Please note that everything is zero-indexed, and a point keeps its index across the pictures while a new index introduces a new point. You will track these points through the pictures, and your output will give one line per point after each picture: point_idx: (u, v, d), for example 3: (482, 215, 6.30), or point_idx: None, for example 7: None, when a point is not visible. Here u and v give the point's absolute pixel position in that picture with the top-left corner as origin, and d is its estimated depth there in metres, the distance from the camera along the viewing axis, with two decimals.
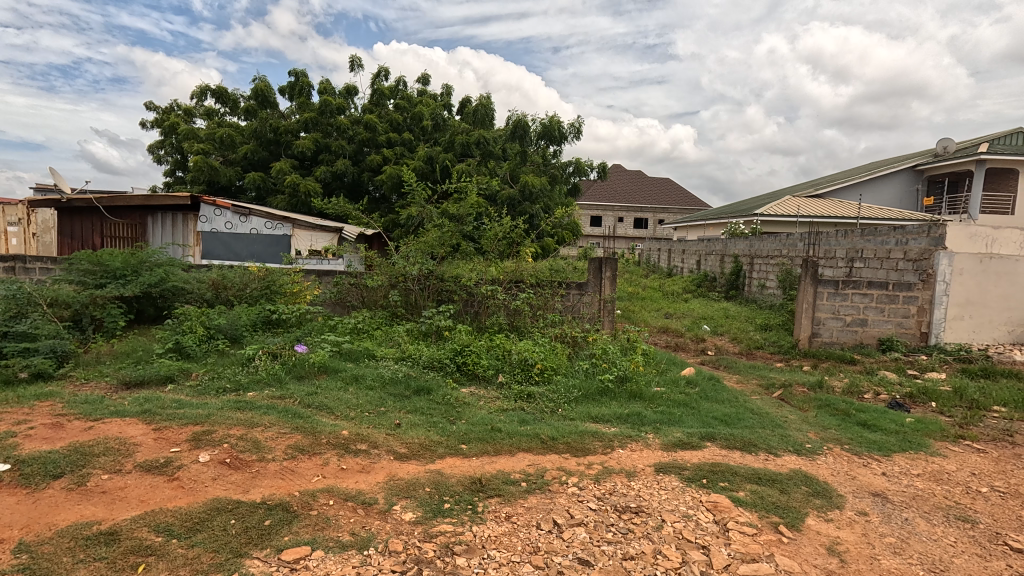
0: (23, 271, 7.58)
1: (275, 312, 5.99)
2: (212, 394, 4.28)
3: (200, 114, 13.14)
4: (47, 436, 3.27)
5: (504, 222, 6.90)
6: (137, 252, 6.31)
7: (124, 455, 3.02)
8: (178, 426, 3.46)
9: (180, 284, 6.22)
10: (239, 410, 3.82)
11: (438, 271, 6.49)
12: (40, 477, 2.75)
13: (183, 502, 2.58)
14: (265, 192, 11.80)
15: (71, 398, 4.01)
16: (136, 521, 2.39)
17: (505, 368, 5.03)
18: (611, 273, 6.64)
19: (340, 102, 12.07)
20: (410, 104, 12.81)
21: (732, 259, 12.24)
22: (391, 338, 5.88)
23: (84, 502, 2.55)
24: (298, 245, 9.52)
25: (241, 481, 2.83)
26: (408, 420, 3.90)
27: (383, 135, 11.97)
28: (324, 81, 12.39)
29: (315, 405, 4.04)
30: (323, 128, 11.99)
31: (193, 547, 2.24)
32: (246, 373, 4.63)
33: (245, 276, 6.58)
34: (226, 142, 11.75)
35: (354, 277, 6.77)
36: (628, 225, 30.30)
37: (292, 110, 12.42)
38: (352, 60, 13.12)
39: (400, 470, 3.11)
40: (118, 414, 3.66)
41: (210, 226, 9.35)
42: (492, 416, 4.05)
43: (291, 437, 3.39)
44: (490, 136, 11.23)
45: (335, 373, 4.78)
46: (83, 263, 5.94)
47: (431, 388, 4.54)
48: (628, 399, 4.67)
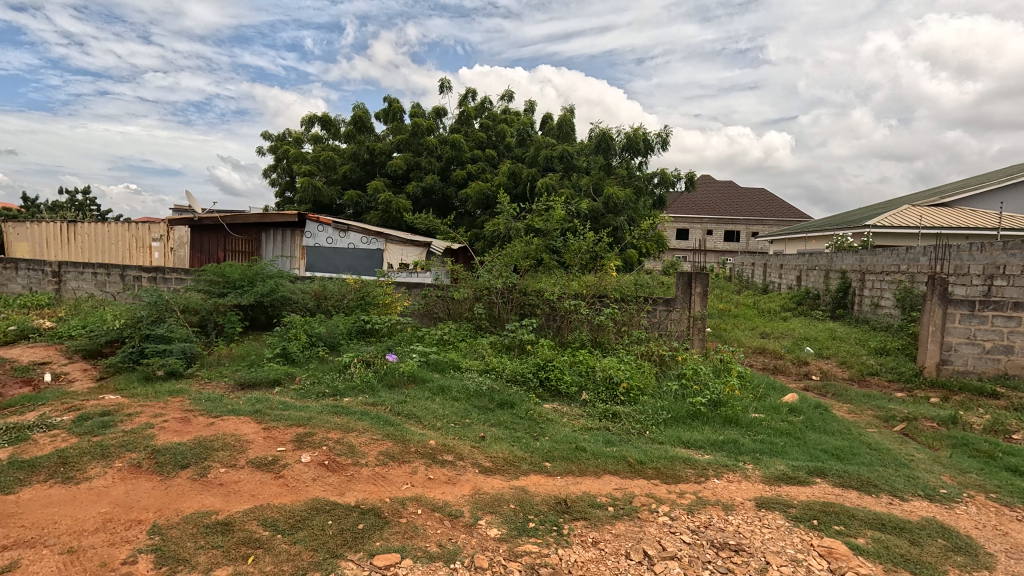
0: (162, 281, 8.69)
1: (369, 322, 6.34)
2: (313, 398, 4.58)
3: (308, 139, 14.35)
4: (178, 428, 3.68)
5: (588, 235, 6.81)
6: (253, 265, 6.96)
7: (239, 451, 3.30)
8: (284, 427, 3.73)
9: (288, 294, 6.77)
10: (337, 414, 4.05)
11: (522, 284, 6.54)
12: (172, 466, 3.08)
13: (287, 499, 2.77)
14: (362, 210, 12.62)
15: (197, 396, 4.49)
16: (248, 514, 2.59)
17: (589, 385, 4.92)
18: (702, 289, 6.32)
19: (429, 122, 12.62)
20: (496, 123, 13.16)
21: (838, 275, 11.20)
22: (475, 350, 5.98)
23: (206, 492, 2.81)
24: (390, 259, 10.04)
25: (338, 483, 2.97)
26: (493, 433, 3.91)
27: (468, 152, 12.40)
28: (415, 105, 13.04)
29: (404, 413, 4.19)
30: (415, 147, 12.62)
31: (296, 543, 2.38)
32: (343, 379, 4.93)
33: (343, 287, 7.05)
34: (329, 164, 12.71)
35: (440, 290, 7.01)
36: (718, 238, 28.84)
37: (386, 132, 13.20)
38: (441, 84, 13.72)
39: (485, 484, 3.11)
40: (235, 412, 4.03)
41: (313, 241, 10.14)
42: (576, 435, 3.97)
43: (383, 443, 3.53)
44: (573, 150, 11.23)
45: (423, 383, 4.93)
46: (211, 274, 6.69)
47: (513, 402, 4.54)
48: (722, 425, 4.35)
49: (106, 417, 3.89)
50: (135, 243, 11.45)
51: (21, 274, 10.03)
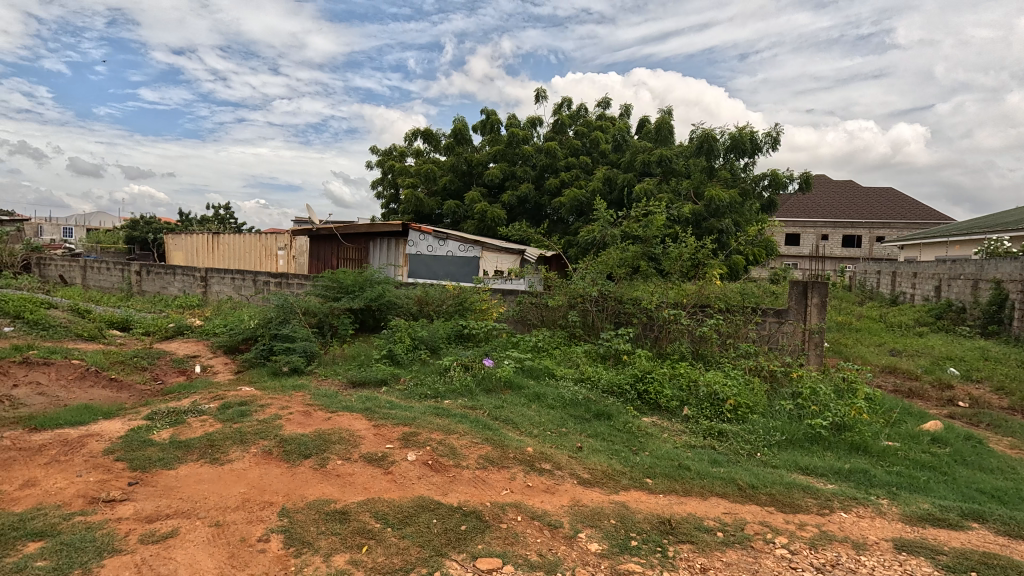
0: (287, 285, 9.67)
1: (467, 327, 6.55)
2: (416, 398, 4.82)
3: (411, 153, 15.23)
4: (302, 420, 4.06)
5: (689, 242, 6.50)
6: (363, 272, 7.50)
7: (353, 445, 3.55)
8: (392, 425, 3.95)
9: (393, 299, 7.20)
10: (438, 416, 4.22)
11: (618, 292, 6.38)
12: (297, 455, 3.39)
13: (395, 494, 2.92)
14: (460, 219, 13.12)
15: (316, 391, 4.92)
16: (361, 505, 2.77)
17: (691, 400, 4.66)
18: (819, 299, 5.76)
19: (525, 132, 12.81)
20: (591, 129, 13.05)
21: (990, 285, 9.64)
22: (570, 358, 5.93)
23: (325, 482, 3.05)
24: (485, 266, 10.31)
25: (441, 483, 3.09)
26: (590, 444, 3.85)
27: (562, 160, 12.42)
28: (511, 116, 13.33)
29: (502, 418, 4.25)
30: (510, 157, 12.88)
31: (404, 538, 2.50)
32: (443, 381, 5.13)
33: (443, 293, 7.35)
34: (430, 176, 13.38)
35: (535, 297, 7.06)
36: (836, 243, 26.17)
37: (483, 143, 13.62)
38: (536, 93, 13.91)
39: (584, 496, 3.06)
40: (348, 409, 4.35)
41: (415, 249, 10.71)
42: (678, 452, 3.77)
43: (482, 447, 3.61)
44: (671, 154, 10.82)
45: (519, 390, 4.97)
46: (327, 280, 7.31)
47: (610, 413, 4.44)
48: (847, 452, 3.90)
49: (243, 406, 4.39)
50: (265, 252, 12.86)
51: (177, 278, 11.69)
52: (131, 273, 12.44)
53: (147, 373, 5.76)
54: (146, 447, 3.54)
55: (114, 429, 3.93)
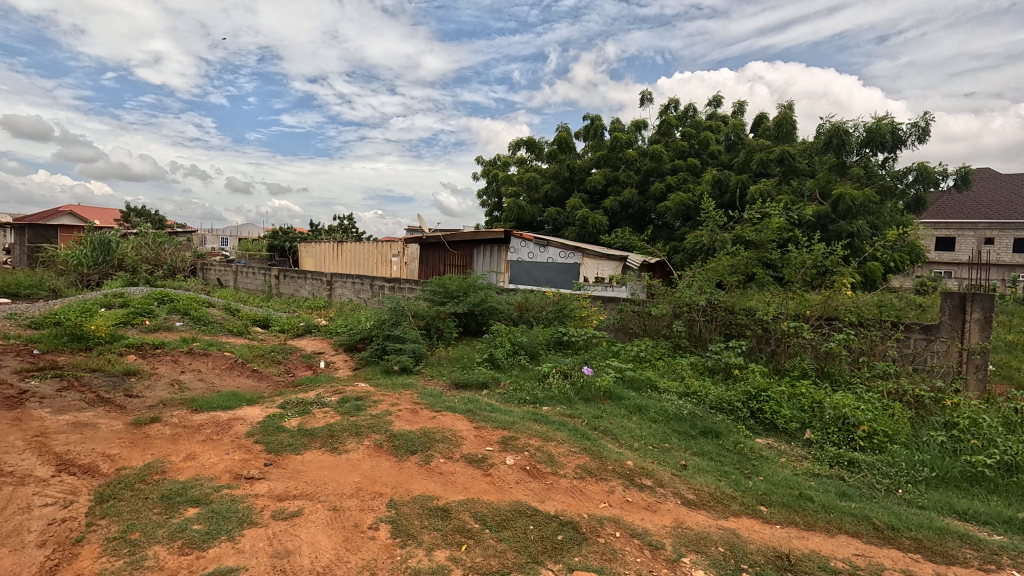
0: (399, 289, 10.36)
1: (566, 334, 6.52)
2: (515, 403, 4.88)
3: (515, 162, 15.58)
4: (410, 418, 4.31)
5: (813, 247, 5.89)
6: (467, 278, 7.79)
7: (455, 445, 3.69)
8: (492, 428, 4.05)
9: (495, 305, 7.39)
10: (537, 422, 4.24)
11: (728, 302, 5.96)
12: (405, 450, 3.60)
13: (494, 496, 2.98)
14: (561, 225, 13.15)
15: (422, 391, 5.19)
16: (462, 504, 2.87)
17: (814, 424, 4.19)
18: (982, 314, 4.88)
19: (629, 136, 12.49)
20: (700, 129, 12.39)
21: None
22: (674, 370, 5.64)
23: (429, 478, 3.20)
24: (586, 273, 10.21)
25: (539, 490, 3.09)
26: (696, 462, 3.62)
27: (668, 164, 11.93)
28: (615, 120, 13.08)
29: (601, 428, 4.16)
30: (613, 162, 12.65)
31: (501, 541, 2.53)
32: (542, 388, 5.15)
33: (543, 300, 7.39)
34: (532, 184, 13.58)
35: (637, 305, 6.84)
36: (1004, 248, 21.76)
37: (586, 149, 13.52)
38: (642, 96, 13.54)
39: (688, 518, 2.88)
40: (451, 409, 4.53)
41: (517, 256, 10.91)
42: (799, 480, 3.41)
43: (580, 457, 3.56)
44: (794, 152, 10.01)
45: (619, 401, 4.84)
46: (434, 285, 7.70)
47: (719, 431, 4.14)
48: (1021, 499, 3.25)
49: (359, 401, 4.77)
50: (380, 258, 13.92)
51: (308, 282, 13.07)
52: (271, 277, 14.14)
53: (282, 366, 6.50)
54: (279, 432, 3.98)
55: (255, 415, 4.47)
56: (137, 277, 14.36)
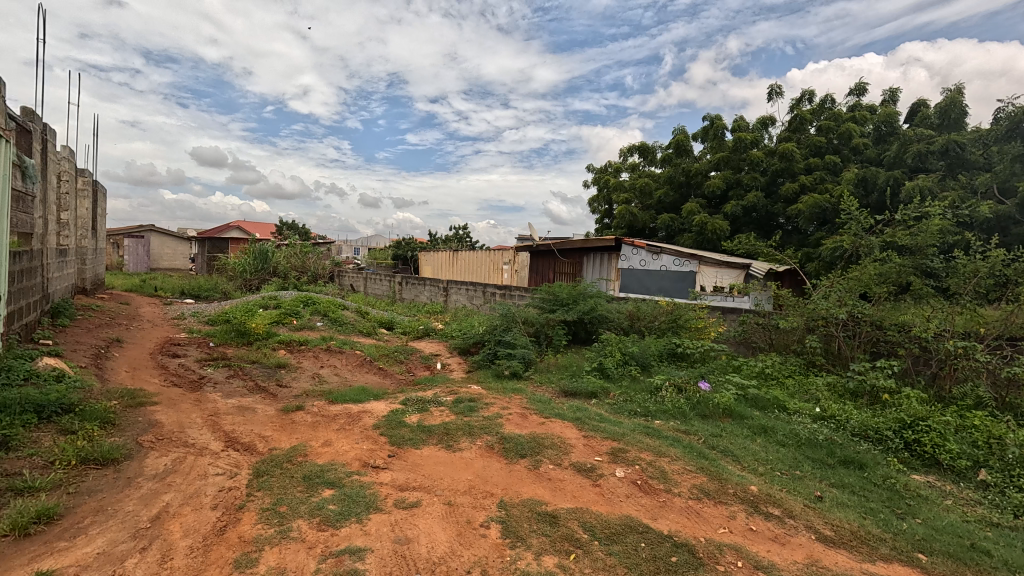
0: (510, 296, 10.64)
1: (681, 345, 6.21)
2: (625, 415, 4.75)
3: (627, 167, 15.23)
4: (520, 422, 4.39)
5: (989, 253, 4.95)
6: (577, 286, 7.76)
7: (564, 452, 3.69)
8: (601, 438, 3.97)
9: (605, 313, 7.27)
10: (649, 435, 4.08)
11: (875, 316, 5.23)
12: (515, 453, 3.68)
13: (604, 508, 2.92)
14: (676, 232, 12.58)
15: (532, 396, 5.27)
16: (570, 512, 2.85)
17: (992, 463, 3.51)
18: None
19: (754, 135, 11.56)
20: (840, 122, 11.10)
21: None
22: (807, 390, 5.09)
23: (538, 483, 3.23)
24: (703, 282, 9.64)
25: (650, 506, 2.97)
26: (835, 495, 3.22)
27: (801, 163, 10.97)
28: (738, 119, 12.20)
29: (719, 448, 3.89)
30: (735, 163, 11.80)
31: (611, 555, 2.47)
32: (655, 401, 4.94)
33: (656, 309, 7.11)
34: (645, 190, 13.17)
35: (762, 316, 6.30)
36: None
37: (705, 151, 12.78)
38: (770, 91, 12.50)
39: (824, 556, 2.57)
40: (560, 416, 4.53)
41: (628, 264, 10.63)
42: (971, 528, 2.87)
43: (697, 476, 3.35)
44: (962, 140, 8.60)
45: (741, 420, 4.48)
46: (544, 293, 7.79)
47: (863, 462, 3.65)
48: None
49: (472, 403, 4.97)
50: (492, 266, 14.43)
51: (426, 288, 13.96)
52: (395, 283, 15.35)
53: (403, 366, 7.01)
54: (401, 427, 4.29)
55: (380, 409, 4.87)
56: (287, 282, 16.47)
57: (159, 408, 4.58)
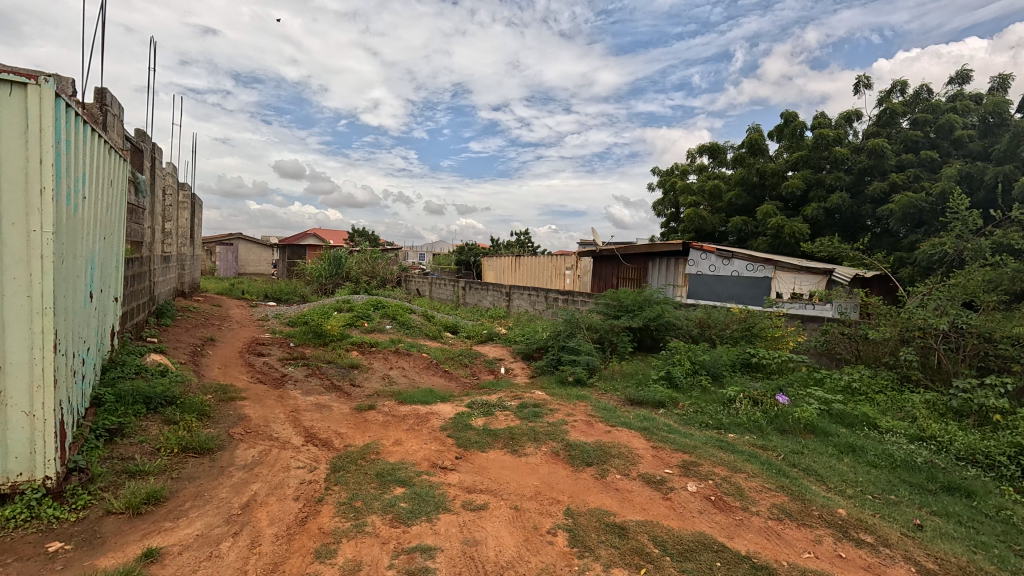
0: (573, 302, 10.55)
1: (756, 355, 5.89)
2: (696, 426, 4.56)
3: (696, 169, 14.70)
4: (585, 429, 4.34)
5: None
6: (643, 292, 7.57)
7: (631, 462, 3.60)
8: (671, 450, 3.84)
9: (673, 320, 7.04)
10: (722, 449, 3.90)
11: (983, 328, 4.68)
12: (581, 461, 3.64)
13: (675, 523, 2.82)
14: (748, 236, 11.98)
15: (597, 404, 5.18)
16: (640, 525, 2.78)
17: None
18: None
19: (838, 131, 10.75)
20: (938, 114, 10.14)
21: None
22: (902, 408, 4.66)
23: (605, 493, 3.17)
24: (780, 288, 9.11)
25: (726, 524, 2.83)
26: (938, 525, 2.92)
27: (892, 160, 10.19)
28: (819, 116, 11.41)
29: (801, 466, 3.64)
30: (815, 162, 11.06)
31: (684, 572, 2.38)
32: (728, 413, 4.71)
33: (728, 316, 6.80)
34: (715, 192, 12.66)
35: (847, 326, 5.85)
36: None
37: (781, 150, 12.10)
38: (857, 83, 11.65)
39: None
40: (627, 425, 4.43)
41: (696, 269, 10.19)
42: None
43: (777, 495, 3.16)
44: None
45: (825, 437, 4.17)
46: (608, 299, 7.66)
47: (972, 491, 3.28)
48: None
49: (537, 408, 4.97)
50: (554, 271, 14.39)
51: (489, 293, 14.15)
52: (459, 288, 15.68)
53: (468, 369, 7.14)
54: (467, 430, 4.37)
55: (447, 411, 4.98)
56: (359, 287, 17.29)
57: (246, 403, 4.95)
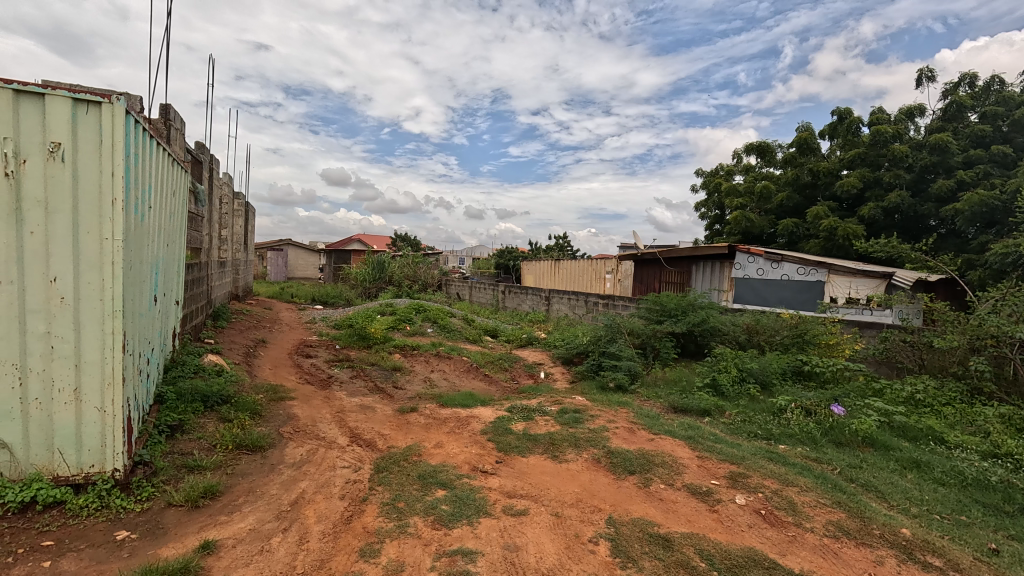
0: (614, 307, 10.41)
1: (809, 363, 5.63)
2: (744, 436, 4.39)
3: (743, 170, 14.21)
4: (627, 437, 4.26)
5: None
6: (687, 296, 7.37)
7: (676, 472, 3.50)
8: (718, 460, 3.72)
9: (718, 326, 6.82)
10: (773, 461, 3.74)
11: None
12: (623, 469, 3.57)
13: (722, 536, 2.72)
14: (800, 238, 11.48)
15: (639, 411, 5.07)
16: (685, 537, 2.69)
17: None
18: None
19: (897, 127, 10.16)
20: (1012, 106, 9.44)
21: None
22: (973, 422, 4.33)
23: (649, 503, 3.10)
24: (834, 293, 8.74)
25: (778, 540, 2.70)
26: (1016, 550, 2.68)
27: (959, 156, 9.62)
28: (876, 112, 10.82)
29: (859, 482, 3.44)
30: (873, 161, 10.48)
31: None
32: (778, 424, 4.52)
33: (778, 322, 6.53)
34: (763, 194, 12.02)
35: (908, 333, 5.50)
36: None
37: (835, 148, 11.53)
38: (919, 76, 10.99)
39: None
40: (671, 434, 4.32)
41: (743, 273, 9.75)
42: None
43: (833, 511, 3.00)
44: None
45: (886, 451, 3.93)
46: (651, 303, 7.50)
47: None
48: None
49: (578, 414, 4.92)
50: (595, 275, 14.24)
51: (529, 298, 14.16)
52: (498, 292, 15.75)
53: (508, 373, 7.16)
54: (508, 434, 4.37)
55: (487, 415, 5.01)
56: (401, 290, 17.69)
57: (295, 403, 5.13)
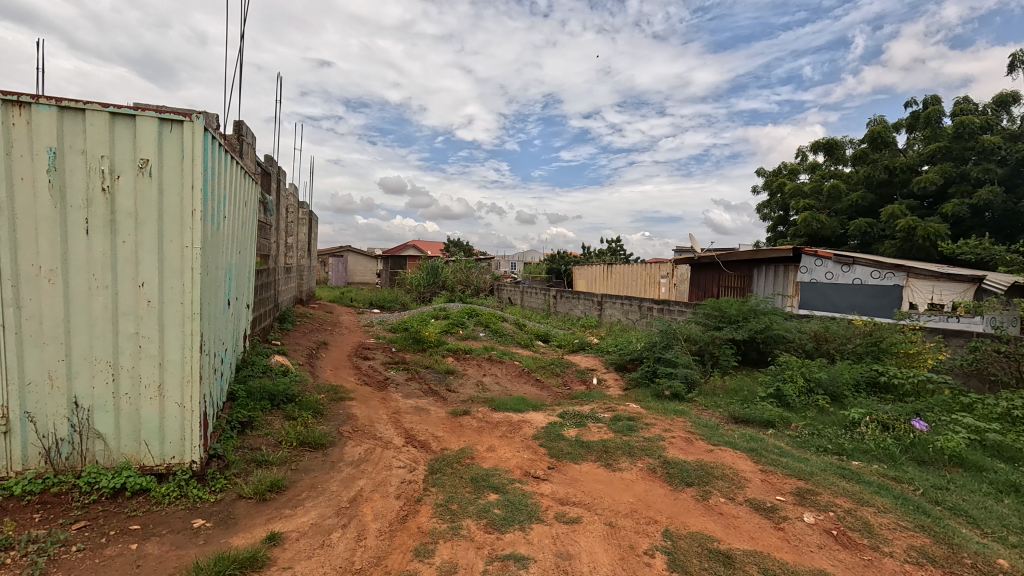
0: (669, 312, 10.12)
1: (885, 374, 5.23)
2: (812, 450, 4.12)
3: (809, 168, 13.45)
4: (684, 447, 4.11)
5: None
6: (748, 301, 7.06)
7: (737, 486, 3.34)
8: (783, 475, 3.52)
9: (782, 333, 6.48)
10: (846, 479, 3.49)
11: None
12: (680, 480, 3.45)
13: (788, 556, 2.56)
14: (874, 239, 10.72)
15: (697, 420, 4.89)
16: (749, 555, 2.56)
17: None
18: None
19: (986, 118, 9.35)
20: None
21: None
22: None
23: (708, 517, 2.97)
24: (914, 298, 8.08)
25: (851, 564, 2.51)
26: None
27: None
28: (961, 101, 9.97)
29: (946, 505, 3.15)
30: (958, 154, 9.67)
31: None
32: (851, 438, 4.22)
33: (849, 329, 6.11)
34: (833, 194, 11.25)
35: (1003, 343, 4.96)
36: None
37: (914, 142, 10.73)
38: (1011, 60, 10.03)
39: None
40: (732, 445, 4.13)
41: (809, 276, 9.22)
42: None
43: (916, 536, 2.76)
44: None
45: (978, 472, 3.58)
46: (709, 309, 7.25)
47: None
48: None
49: (632, 422, 4.81)
50: (649, 280, 13.90)
51: (581, 302, 14.02)
52: (550, 296, 15.70)
53: (560, 378, 7.11)
54: (560, 440, 4.33)
55: (539, 420, 4.99)
56: (454, 295, 18.02)
57: (354, 404, 5.32)
